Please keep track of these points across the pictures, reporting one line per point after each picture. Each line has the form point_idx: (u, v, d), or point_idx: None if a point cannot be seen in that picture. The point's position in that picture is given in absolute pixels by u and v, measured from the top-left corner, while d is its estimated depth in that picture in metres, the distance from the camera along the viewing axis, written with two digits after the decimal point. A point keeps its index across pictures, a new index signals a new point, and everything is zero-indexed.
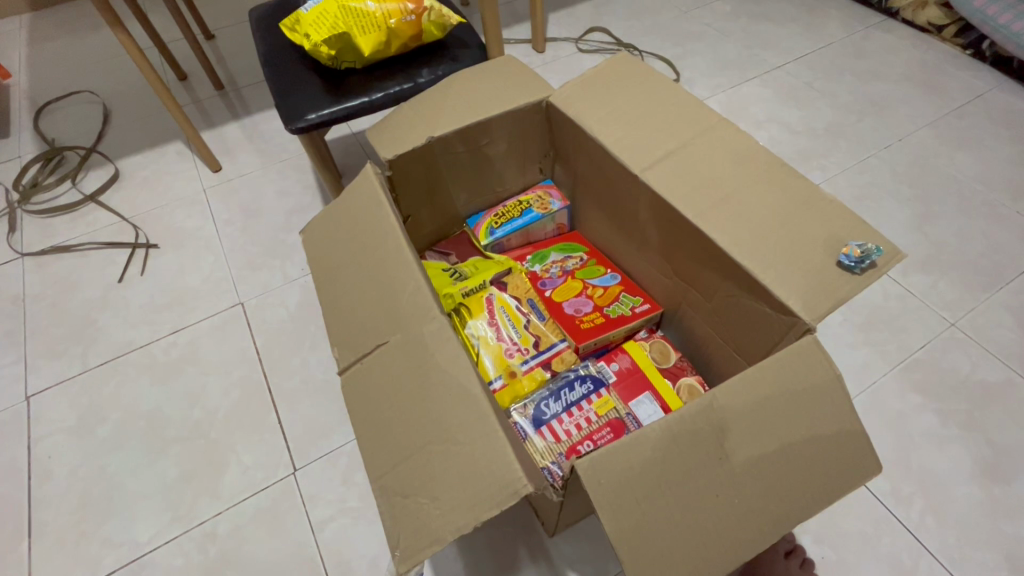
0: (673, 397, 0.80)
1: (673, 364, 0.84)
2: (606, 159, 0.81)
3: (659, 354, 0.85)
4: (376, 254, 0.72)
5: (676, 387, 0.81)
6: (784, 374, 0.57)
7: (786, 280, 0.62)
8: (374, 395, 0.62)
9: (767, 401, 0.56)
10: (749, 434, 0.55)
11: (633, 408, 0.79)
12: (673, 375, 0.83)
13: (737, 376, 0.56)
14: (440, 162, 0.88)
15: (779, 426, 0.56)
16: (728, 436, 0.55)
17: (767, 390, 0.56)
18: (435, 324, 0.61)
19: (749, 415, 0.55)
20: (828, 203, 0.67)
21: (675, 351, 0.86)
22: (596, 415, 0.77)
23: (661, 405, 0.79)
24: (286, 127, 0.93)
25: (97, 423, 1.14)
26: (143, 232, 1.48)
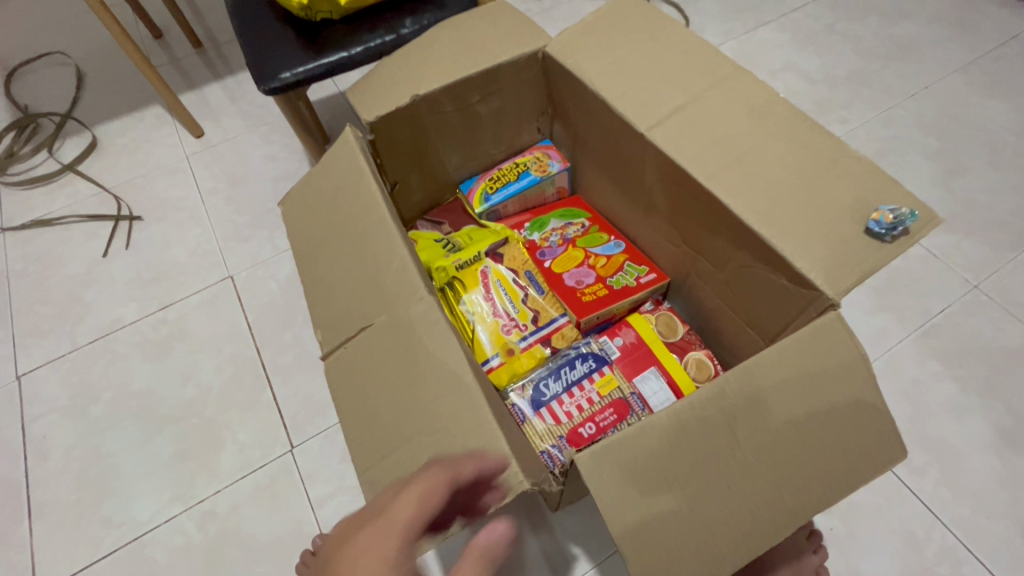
0: (681, 373, 0.75)
1: (680, 337, 0.79)
2: (607, 116, 0.74)
3: (666, 327, 0.80)
4: (360, 227, 0.66)
5: (684, 361, 0.77)
6: (801, 354, 0.52)
7: (808, 248, 0.56)
8: (360, 382, 0.58)
9: (786, 384, 0.51)
10: (765, 420, 0.50)
11: (638, 385, 0.74)
12: (681, 349, 0.78)
13: (753, 356, 0.52)
14: (428, 123, 0.80)
15: (798, 411, 0.51)
16: (742, 421, 0.50)
17: (786, 372, 0.51)
18: (423, 305, 0.56)
19: (765, 400, 0.51)
20: (854, 163, 0.60)
21: (683, 323, 0.81)
22: (598, 395, 0.73)
23: (667, 381, 0.75)
24: (259, 88, 0.85)
25: (90, 402, 1.12)
26: (126, 203, 1.42)
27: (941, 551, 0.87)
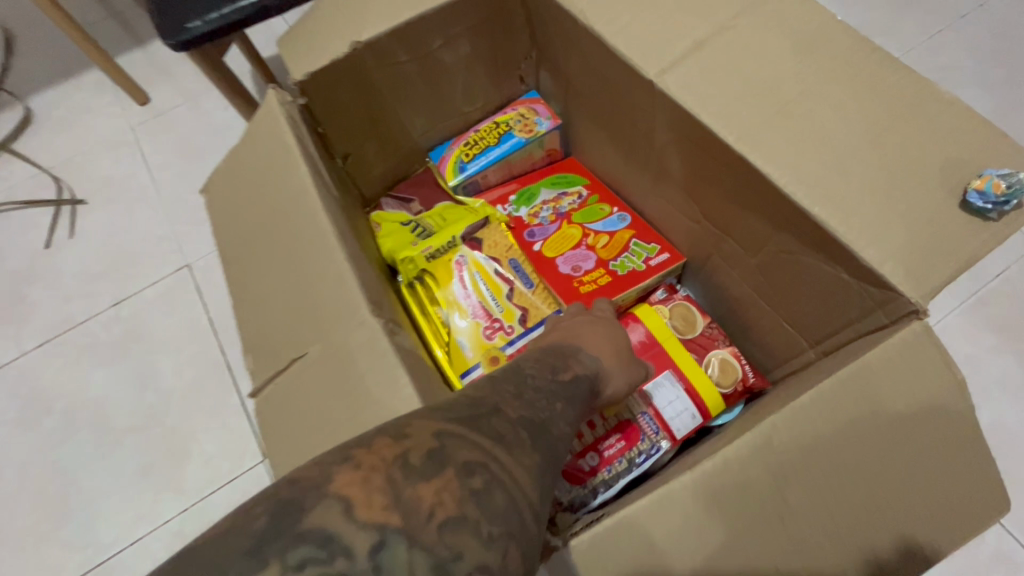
0: (701, 378, 0.62)
1: (699, 333, 0.66)
2: (605, 59, 0.57)
3: (681, 321, 0.66)
4: (289, 224, 0.52)
5: (704, 362, 0.64)
6: (866, 388, 0.39)
7: (881, 232, 0.41)
8: (293, 434, 0.45)
9: (875, 413, 0.39)
10: (847, 460, 0.39)
11: (649, 394, 0.61)
12: (699, 347, 0.65)
13: (832, 374, 0.40)
14: (378, 79, 0.64)
15: (890, 449, 0.39)
16: (813, 463, 0.39)
17: (878, 397, 0.39)
18: (366, 334, 0.43)
19: (848, 433, 0.39)
20: (944, 110, 0.44)
21: (704, 315, 0.67)
22: (600, 417, 0.60)
23: (686, 389, 0.61)
24: (165, 41, 0.66)
25: (43, 413, 1.01)
26: (67, 185, 1.26)
27: (994, 554, 0.77)
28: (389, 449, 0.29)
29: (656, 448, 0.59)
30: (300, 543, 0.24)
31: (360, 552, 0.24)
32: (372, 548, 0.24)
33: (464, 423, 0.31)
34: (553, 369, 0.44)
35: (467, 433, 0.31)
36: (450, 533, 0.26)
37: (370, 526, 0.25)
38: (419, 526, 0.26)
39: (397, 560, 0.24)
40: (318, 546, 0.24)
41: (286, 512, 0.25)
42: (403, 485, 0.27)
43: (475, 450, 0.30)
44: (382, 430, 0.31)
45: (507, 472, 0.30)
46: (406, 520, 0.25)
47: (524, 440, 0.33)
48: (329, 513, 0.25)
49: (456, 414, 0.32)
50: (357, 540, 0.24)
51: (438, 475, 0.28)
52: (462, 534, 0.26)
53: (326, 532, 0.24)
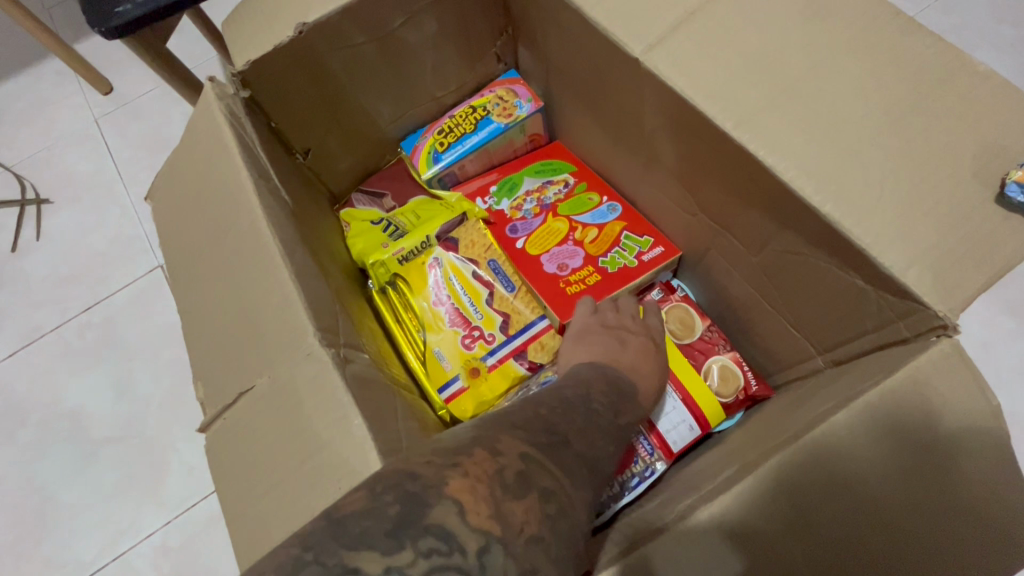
0: (700, 387, 0.58)
1: (698, 337, 0.62)
2: (587, 35, 0.50)
3: (678, 325, 0.63)
4: (230, 238, 0.46)
5: (703, 369, 0.60)
6: (905, 409, 0.35)
7: (903, 234, 0.36)
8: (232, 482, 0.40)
9: (922, 433, 0.35)
10: (885, 492, 0.34)
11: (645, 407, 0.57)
12: (698, 353, 0.61)
13: (877, 389, 0.35)
14: (334, 65, 0.57)
15: (937, 478, 0.34)
16: (852, 488, 0.34)
17: (925, 420, 0.35)
18: (313, 368, 0.39)
19: (893, 456, 0.35)
20: (977, 85, 0.37)
21: (705, 317, 0.63)
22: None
23: (684, 401, 0.57)
24: (94, 28, 0.59)
25: (17, 426, 0.98)
26: (31, 184, 1.20)
27: None
28: (488, 461, 0.29)
29: (650, 470, 0.56)
30: (427, 534, 0.24)
31: (471, 551, 0.24)
32: (482, 549, 0.25)
33: (540, 449, 0.33)
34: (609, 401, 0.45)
35: (544, 458, 0.32)
36: (533, 548, 0.27)
37: (480, 530, 0.25)
38: (515, 537, 0.26)
39: (497, 565, 0.25)
40: (441, 539, 0.24)
41: (415, 503, 0.25)
42: (503, 497, 0.27)
43: (550, 476, 0.31)
44: (473, 441, 0.31)
45: (571, 504, 0.31)
46: (506, 529, 0.26)
47: (582, 473, 0.34)
48: (446, 512, 0.25)
49: (534, 439, 0.33)
50: (471, 540, 0.24)
51: (528, 495, 0.28)
52: (540, 552, 0.27)
53: (445, 528, 0.25)
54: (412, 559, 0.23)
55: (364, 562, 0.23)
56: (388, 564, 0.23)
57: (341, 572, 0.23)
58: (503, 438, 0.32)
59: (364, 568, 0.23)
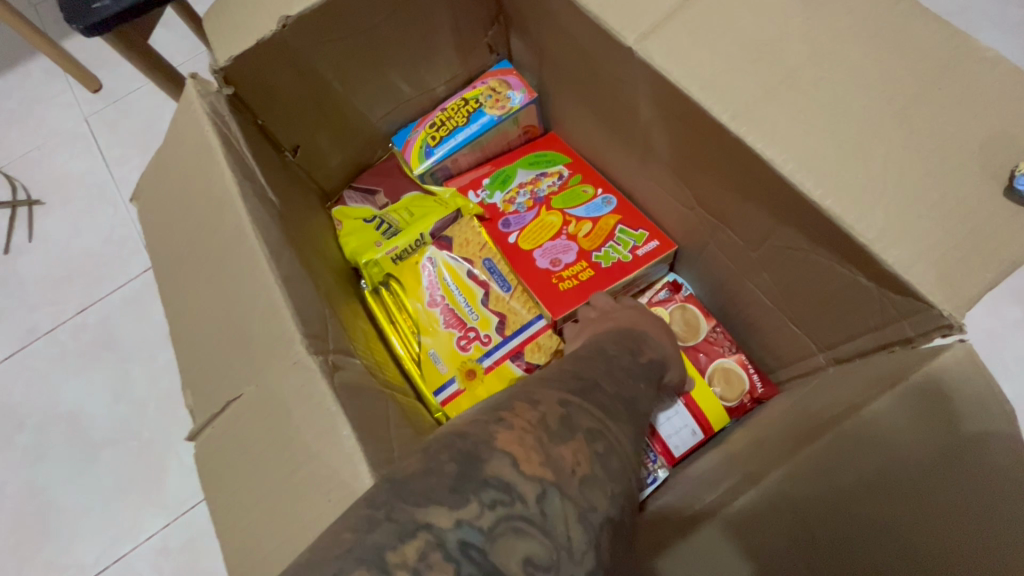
0: (703, 390, 0.58)
1: (703, 339, 0.61)
2: (579, 25, 0.49)
3: (683, 327, 0.62)
4: (216, 241, 0.45)
5: (707, 372, 0.60)
6: (924, 413, 0.34)
7: (907, 229, 0.34)
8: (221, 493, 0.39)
9: (935, 443, 0.34)
10: (906, 498, 0.33)
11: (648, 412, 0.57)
12: (702, 355, 0.60)
13: (893, 390, 0.35)
14: (321, 59, 0.56)
15: (962, 483, 0.33)
16: (860, 498, 0.34)
17: (949, 424, 0.34)
18: (299, 377, 0.38)
19: (902, 465, 0.34)
20: (984, 73, 0.36)
21: (710, 318, 0.62)
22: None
23: (687, 406, 0.58)
24: (73, 28, 0.57)
25: (15, 429, 0.97)
26: (22, 184, 1.18)
27: None
28: (529, 412, 0.31)
29: (651, 478, 0.56)
30: (487, 486, 0.25)
31: (529, 498, 0.25)
32: (540, 495, 0.26)
33: (578, 397, 0.35)
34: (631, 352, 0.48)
35: (582, 404, 0.34)
36: (587, 489, 0.28)
37: (535, 478, 0.26)
38: (568, 479, 0.27)
39: (557, 508, 0.26)
40: (501, 490, 0.25)
41: (470, 460, 0.26)
42: (550, 443, 0.28)
43: (591, 420, 0.33)
44: (513, 397, 0.33)
45: (616, 441, 0.33)
46: (559, 473, 0.27)
47: (619, 413, 0.36)
48: (501, 464, 0.26)
49: (568, 389, 0.35)
50: (529, 488, 0.26)
51: (573, 438, 0.30)
52: (595, 490, 0.28)
53: (503, 479, 0.26)
54: (479, 512, 0.24)
55: (435, 516, 0.24)
56: (458, 517, 0.24)
57: (415, 528, 0.23)
58: (538, 388, 0.34)
59: (436, 523, 0.24)
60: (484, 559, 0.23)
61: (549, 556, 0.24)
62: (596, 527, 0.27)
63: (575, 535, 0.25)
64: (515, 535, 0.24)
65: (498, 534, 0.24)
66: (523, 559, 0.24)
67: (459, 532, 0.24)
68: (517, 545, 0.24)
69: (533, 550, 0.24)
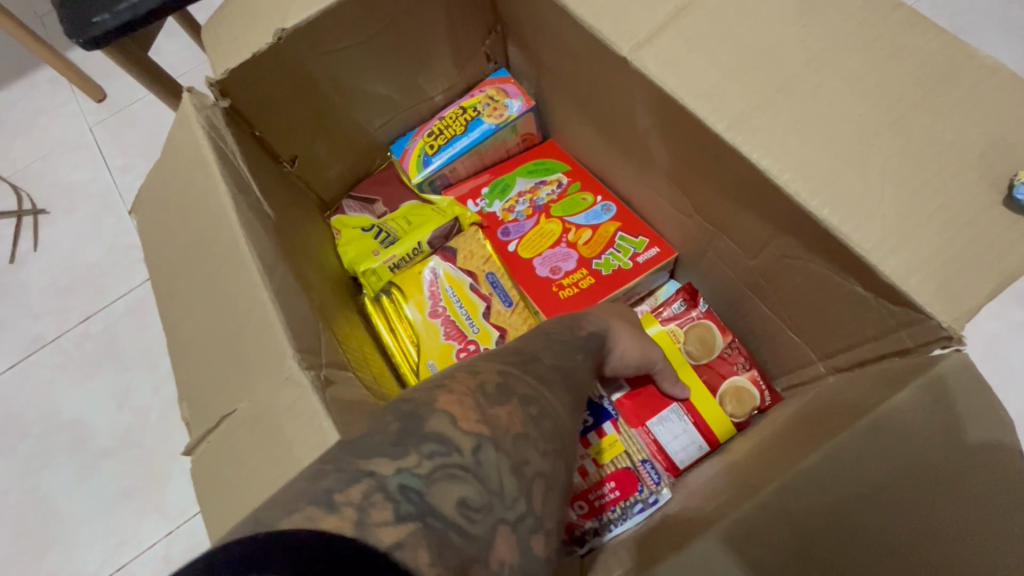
0: (712, 408, 0.56)
1: (717, 357, 0.58)
2: (575, 34, 0.49)
3: (697, 345, 0.59)
4: (211, 254, 0.45)
5: (719, 391, 0.57)
6: (934, 421, 0.34)
7: (905, 240, 0.34)
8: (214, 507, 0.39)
9: (939, 447, 0.33)
10: (917, 506, 0.33)
11: (653, 430, 0.56)
12: (714, 373, 0.58)
13: (913, 387, 0.34)
14: (317, 70, 0.56)
15: (966, 490, 0.33)
16: (869, 506, 0.33)
17: (955, 435, 0.34)
18: (292, 392, 0.38)
19: (908, 468, 0.33)
20: (981, 81, 0.35)
21: (727, 333, 0.58)
22: (594, 463, 0.53)
23: (696, 424, 0.56)
24: (74, 41, 0.58)
25: (19, 438, 0.98)
26: (26, 195, 1.19)
27: None
28: (470, 379, 0.34)
29: (655, 497, 0.52)
30: (427, 440, 0.30)
31: (466, 450, 0.30)
32: (475, 448, 0.30)
33: (516, 365, 0.37)
34: (575, 322, 0.45)
35: (520, 371, 0.36)
36: (520, 445, 0.32)
37: (471, 433, 0.31)
38: (501, 435, 0.31)
39: (490, 460, 0.30)
40: (439, 444, 0.30)
41: (413, 419, 0.31)
42: (486, 405, 0.32)
43: (528, 385, 0.35)
44: (457, 367, 0.37)
45: (552, 407, 0.35)
46: (493, 431, 0.31)
47: (557, 380, 0.38)
48: (440, 422, 0.31)
49: (507, 358, 0.37)
50: (464, 441, 0.30)
51: (508, 401, 0.33)
52: (527, 447, 0.32)
53: (441, 434, 0.31)
54: (418, 461, 0.30)
55: (379, 465, 0.29)
56: (400, 465, 0.29)
57: (362, 474, 0.29)
58: (480, 360, 0.37)
59: (380, 470, 0.29)
60: (421, 498, 0.29)
61: (481, 498, 0.29)
62: (527, 478, 0.31)
63: (507, 483, 0.30)
64: (449, 481, 0.29)
65: (435, 480, 0.29)
66: (457, 502, 0.29)
67: (399, 478, 0.29)
68: (451, 489, 0.29)
69: (467, 493, 0.29)
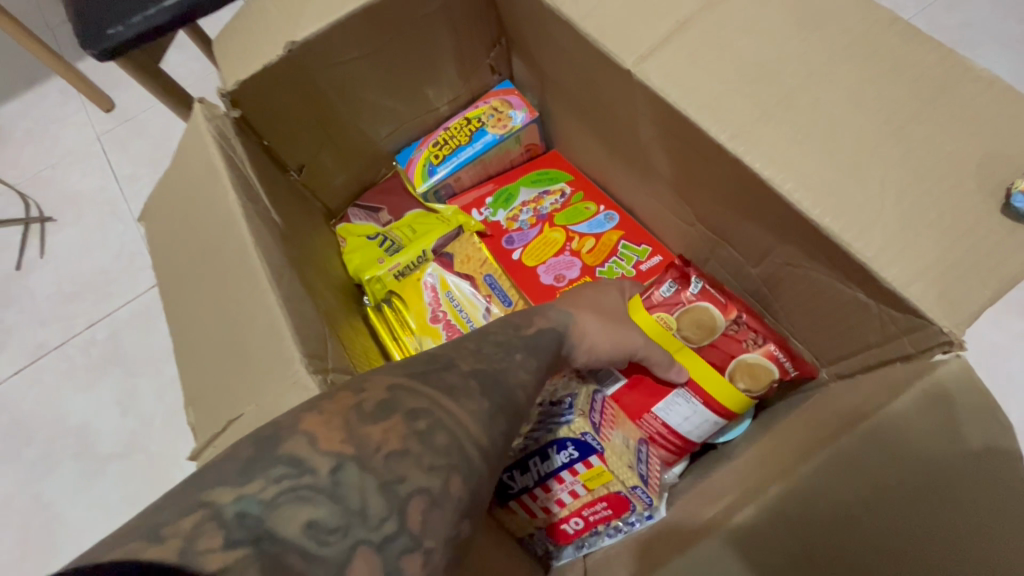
0: (721, 388, 0.51)
1: (720, 336, 0.52)
2: (578, 46, 0.50)
3: (694, 329, 0.52)
4: (219, 260, 0.46)
5: (727, 368, 0.52)
6: (936, 427, 0.34)
7: (906, 249, 0.34)
8: None
9: (936, 450, 0.34)
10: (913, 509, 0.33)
11: (659, 415, 0.54)
12: (720, 352, 0.52)
13: (905, 396, 0.34)
14: (325, 81, 0.57)
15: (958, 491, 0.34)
16: (872, 510, 0.33)
17: (952, 438, 0.34)
18: (299, 396, 0.38)
19: (907, 474, 0.33)
20: (979, 93, 0.36)
21: (729, 308, 0.52)
22: (584, 488, 0.51)
23: (705, 403, 0.52)
24: (88, 52, 0.59)
25: (22, 444, 0.98)
26: (35, 202, 1.21)
27: None
28: (348, 399, 0.31)
29: (650, 515, 0.51)
30: (278, 462, 0.27)
31: (322, 471, 0.27)
32: (335, 468, 0.27)
33: (417, 377, 0.33)
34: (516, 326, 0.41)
35: (418, 384, 0.32)
36: (396, 461, 0.28)
37: (333, 452, 0.27)
38: (371, 453, 0.28)
39: (351, 479, 0.27)
40: (293, 465, 0.27)
41: (270, 442, 0.28)
42: (358, 423, 0.29)
43: (423, 398, 0.31)
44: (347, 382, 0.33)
45: (453, 420, 0.31)
46: (359, 449, 0.28)
47: (469, 391, 0.33)
48: (300, 443, 0.28)
49: (410, 369, 0.33)
50: (321, 461, 0.27)
51: (388, 418, 0.29)
52: (406, 462, 0.28)
53: (296, 455, 0.27)
54: (263, 486, 0.26)
55: (216, 494, 0.26)
56: (240, 493, 0.26)
57: (193, 506, 0.25)
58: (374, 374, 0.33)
59: (216, 499, 0.25)
60: (259, 524, 0.25)
61: (337, 520, 0.26)
62: (402, 497, 0.27)
63: (372, 503, 0.26)
64: (297, 503, 0.26)
65: (280, 504, 0.26)
66: (305, 525, 0.25)
67: (238, 505, 0.25)
68: (299, 513, 0.26)
69: (318, 516, 0.26)
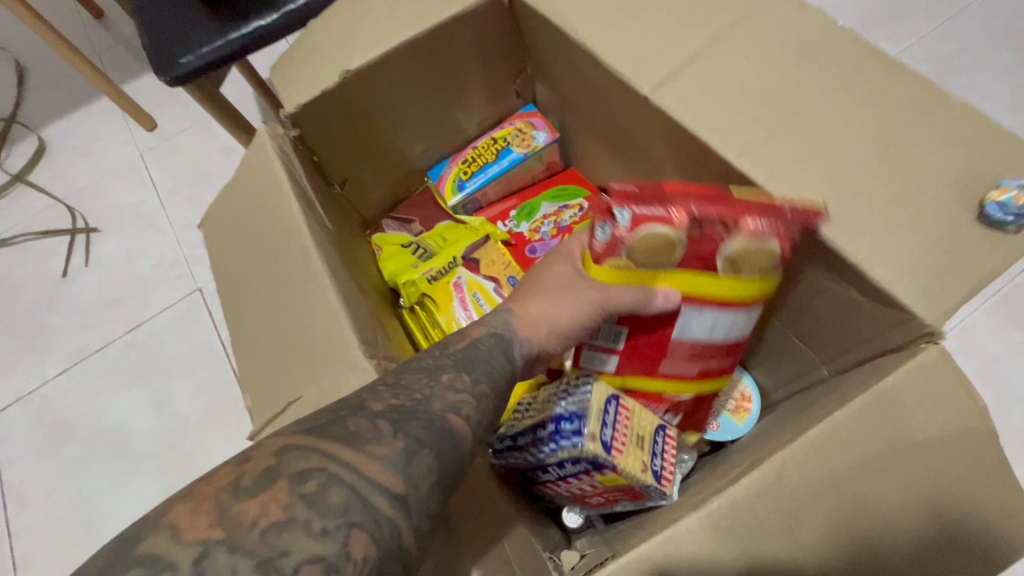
0: (723, 287, 0.47)
1: (683, 244, 0.44)
2: (600, 75, 0.55)
3: (648, 254, 0.45)
4: (280, 261, 0.52)
5: (719, 265, 0.45)
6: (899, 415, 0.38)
7: (892, 253, 0.39)
8: None
9: (894, 435, 0.38)
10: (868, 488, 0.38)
11: (684, 337, 0.51)
12: (700, 254, 0.45)
13: (861, 397, 0.39)
14: (371, 104, 0.63)
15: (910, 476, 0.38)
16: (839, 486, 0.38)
17: (905, 430, 0.38)
18: (359, 378, 0.44)
19: (863, 467, 0.38)
20: (957, 119, 0.41)
21: (672, 214, 0.43)
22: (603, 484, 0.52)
23: (721, 304, 0.48)
24: (160, 77, 0.67)
25: (64, 440, 1.04)
26: (81, 214, 1.28)
27: None
28: (226, 475, 0.30)
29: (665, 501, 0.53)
30: (134, 563, 0.26)
31: (183, 565, 0.26)
32: (197, 558, 0.27)
33: (310, 433, 0.32)
34: (445, 344, 0.41)
35: (308, 441, 0.31)
36: (273, 536, 0.27)
37: (195, 541, 0.27)
38: (242, 534, 0.27)
39: (217, 566, 0.27)
40: (150, 563, 0.26)
41: (129, 542, 0.27)
42: (231, 502, 0.28)
43: (314, 457, 0.30)
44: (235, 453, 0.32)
45: (352, 471, 0.30)
46: (228, 532, 0.27)
47: (371, 436, 0.32)
48: (159, 538, 0.27)
49: (304, 423, 0.32)
50: (181, 554, 0.26)
51: (271, 486, 0.29)
52: (291, 535, 0.28)
53: (156, 552, 0.27)
54: None
55: None
56: None
57: None
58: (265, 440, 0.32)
59: None
60: None
61: None
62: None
63: None
64: None
65: None
66: None
67: None
68: None
69: None
